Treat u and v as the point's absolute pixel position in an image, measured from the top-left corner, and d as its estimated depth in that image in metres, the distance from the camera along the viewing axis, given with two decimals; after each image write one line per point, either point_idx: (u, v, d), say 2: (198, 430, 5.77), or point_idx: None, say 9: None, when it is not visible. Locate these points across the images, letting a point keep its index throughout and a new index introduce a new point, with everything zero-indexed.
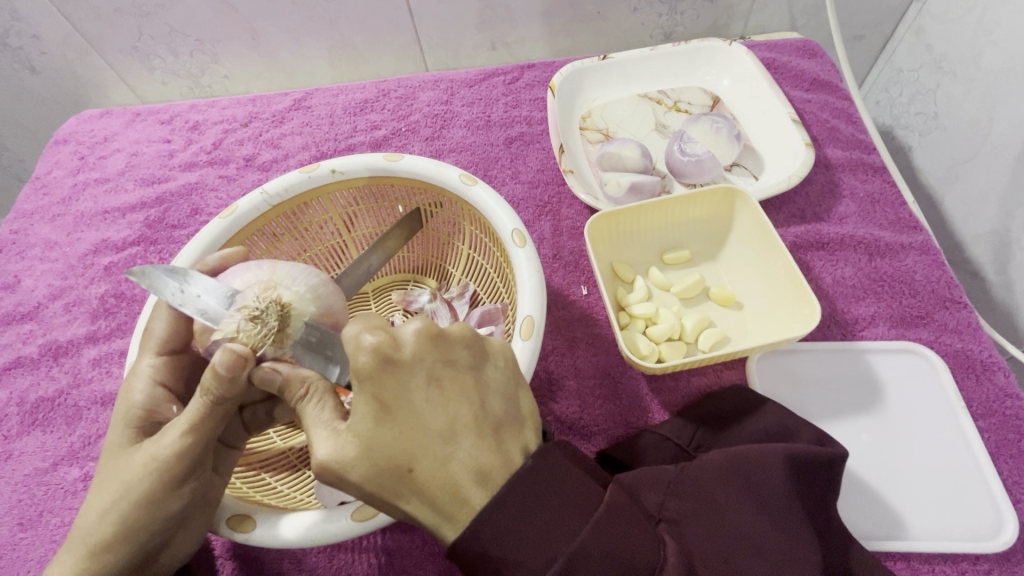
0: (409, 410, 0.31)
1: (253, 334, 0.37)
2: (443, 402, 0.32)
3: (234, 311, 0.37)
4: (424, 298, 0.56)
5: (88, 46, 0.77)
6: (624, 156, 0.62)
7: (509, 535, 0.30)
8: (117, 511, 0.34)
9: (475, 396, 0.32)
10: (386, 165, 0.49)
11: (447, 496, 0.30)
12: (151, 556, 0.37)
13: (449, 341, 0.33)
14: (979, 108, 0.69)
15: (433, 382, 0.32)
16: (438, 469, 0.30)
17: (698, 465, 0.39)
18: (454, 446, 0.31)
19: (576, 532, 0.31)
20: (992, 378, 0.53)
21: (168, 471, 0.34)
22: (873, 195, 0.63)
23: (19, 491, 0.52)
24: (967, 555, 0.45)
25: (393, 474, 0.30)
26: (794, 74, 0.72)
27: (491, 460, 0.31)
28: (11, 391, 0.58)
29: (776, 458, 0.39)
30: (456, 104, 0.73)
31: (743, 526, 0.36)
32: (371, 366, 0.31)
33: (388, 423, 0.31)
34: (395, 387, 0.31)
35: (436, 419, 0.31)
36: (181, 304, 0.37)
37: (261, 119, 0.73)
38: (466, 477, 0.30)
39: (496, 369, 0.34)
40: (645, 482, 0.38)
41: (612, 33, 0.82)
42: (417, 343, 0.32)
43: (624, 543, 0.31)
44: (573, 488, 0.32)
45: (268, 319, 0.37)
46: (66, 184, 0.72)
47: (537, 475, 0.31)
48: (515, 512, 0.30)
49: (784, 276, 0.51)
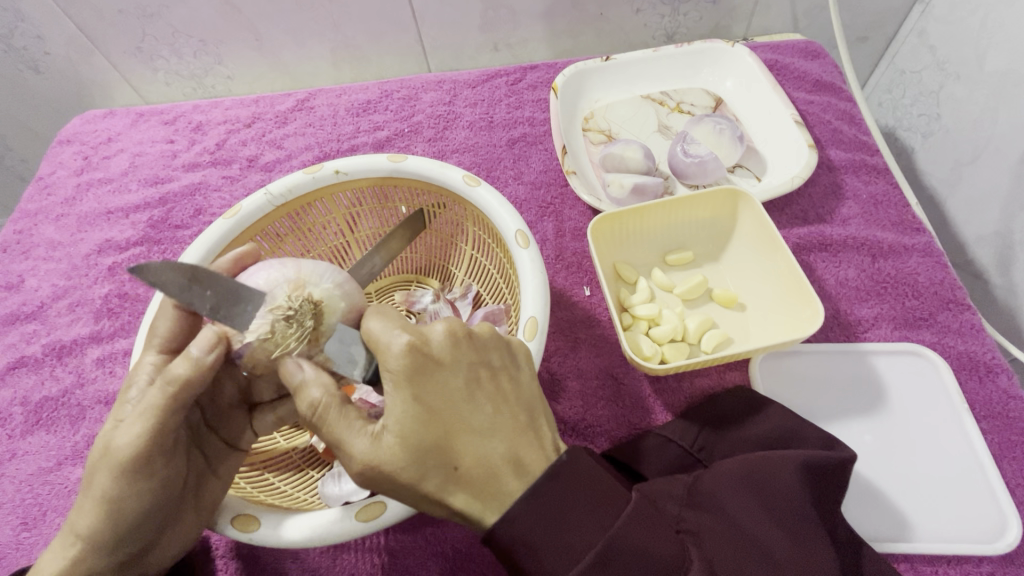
0: (451, 411, 0.31)
1: (290, 334, 0.38)
2: (481, 401, 0.32)
3: (264, 311, 0.38)
4: (427, 299, 0.55)
5: (92, 47, 0.77)
6: (626, 157, 0.62)
7: (541, 527, 0.31)
8: (89, 506, 0.35)
9: (508, 395, 0.33)
10: (389, 167, 0.49)
11: (490, 486, 0.31)
12: (145, 552, 0.38)
13: (479, 341, 0.33)
14: (983, 109, 0.69)
15: (472, 381, 0.32)
16: (483, 464, 0.31)
17: (713, 473, 0.39)
18: (494, 441, 0.31)
19: (607, 526, 0.31)
20: (996, 380, 0.53)
21: (124, 463, 0.33)
22: (876, 197, 0.63)
23: (23, 491, 0.52)
24: (971, 558, 0.45)
25: (437, 470, 0.31)
26: (797, 75, 0.72)
27: (529, 452, 0.32)
28: (14, 391, 0.58)
29: (795, 466, 0.38)
30: (459, 104, 0.73)
31: (753, 526, 0.36)
32: (409, 366, 0.31)
33: (429, 422, 0.31)
34: (434, 386, 0.31)
35: (475, 417, 0.31)
36: (188, 301, 0.34)
37: (264, 120, 0.74)
38: (506, 469, 0.31)
39: (525, 369, 0.35)
40: (662, 496, 0.39)
41: (614, 34, 0.82)
42: (450, 342, 0.32)
43: (649, 541, 0.31)
44: (602, 483, 0.33)
45: (302, 319, 0.38)
46: (69, 184, 0.73)
47: (575, 472, 0.32)
48: (551, 505, 0.31)
49: (788, 277, 0.51)
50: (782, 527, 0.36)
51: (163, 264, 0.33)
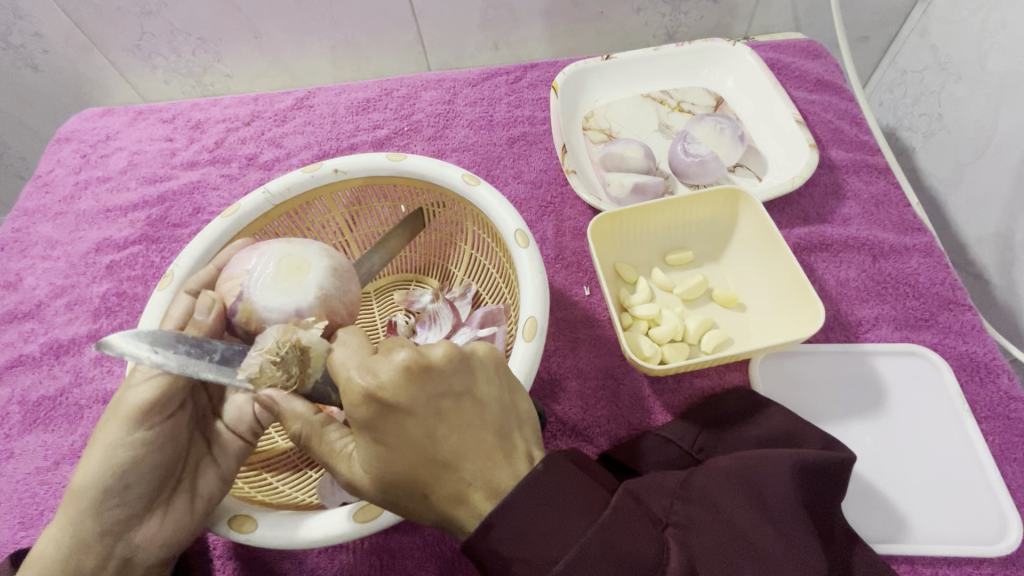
0: (414, 447, 0.31)
1: (275, 380, 0.36)
2: (444, 432, 0.31)
3: (254, 352, 0.36)
4: (426, 298, 0.55)
5: (90, 45, 0.77)
6: (626, 156, 0.62)
7: (523, 534, 0.30)
8: (93, 458, 0.36)
9: (475, 422, 0.32)
10: (388, 165, 0.49)
11: (460, 511, 0.31)
12: (128, 526, 0.37)
13: (437, 371, 0.32)
14: (984, 109, 0.68)
15: (433, 415, 0.32)
16: (450, 495, 0.31)
17: (706, 471, 0.38)
18: (460, 471, 0.31)
19: (580, 533, 0.31)
20: (996, 381, 0.52)
21: (134, 411, 0.37)
22: (877, 197, 0.63)
23: (21, 490, 0.52)
24: (971, 559, 0.45)
25: (411, 496, 0.32)
26: (798, 74, 0.72)
27: (499, 474, 0.31)
28: (12, 390, 0.57)
29: (785, 465, 0.38)
30: (459, 103, 0.73)
31: (744, 523, 0.35)
32: (366, 414, 0.32)
33: (395, 459, 0.32)
34: (395, 428, 0.31)
35: (439, 450, 0.31)
36: (161, 364, 0.35)
37: (263, 118, 0.73)
38: (478, 493, 0.31)
39: (487, 387, 0.33)
40: (653, 487, 0.37)
41: (614, 33, 0.82)
42: (401, 381, 0.31)
43: (629, 545, 0.31)
44: (583, 488, 0.32)
45: (289, 366, 0.36)
46: (68, 182, 0.72)
47: (554, 477, 0.32)
48: (524, 511, 0.31)
49: (789, 277, 0.51)
50: (772, 525, 0.35)
51: (128, 337, 0.35)
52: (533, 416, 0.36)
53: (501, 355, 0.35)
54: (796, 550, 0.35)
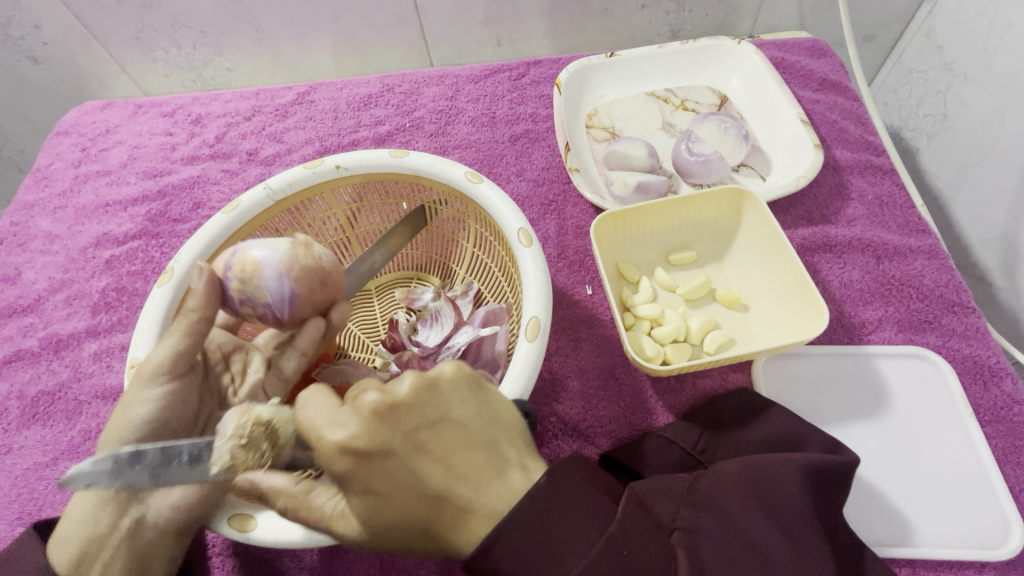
0: (402, 487, 0.31)
1: (250, 462, 0.35)
2: (425, 466, 0.31)
3: (219, 442, 0.35)
4: (428, 296, 0.55)
5: (90, 37, 0.76)
6: (630, 155, 0.61)
7: (531, 543, 0.30)
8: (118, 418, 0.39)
9: (457, 447, 0.31)
10: (391, 162, 0.48)
11: (463, 539, 0.31)
12: (141, 490, 0.38)
13: (407, 405, 0.31)
14: (990, 111, 0.68)
15: (412, 452, 0.31)
16: (450, 523, 0.31)
17: (712, 475, 0.38)
18: (454, 498, 0.31)
19: (589, 545, 0.31)
20: (1000, 385, 0.52)
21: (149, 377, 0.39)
22: (882, 198, 0.63)
23: (19, 486, 0.51)
24: (973, 563, 0.45)
25: (411, 531, 0.32)
26: (803, 73, 0.71)
27: (491, 492, 0.31)
28: (11, 384, 0.57)
29: (793, 469, 0.38)
30: (462, 99, 0.72)
31: (750, 529, 0.35)
32: (346, 467, 0.31)
33: (387, 502, 0.31)
34: (377, 472, 0.31)
35: (427, 485, 0.31)
36: (134, 483, 0.34)
37: (265, 113, 0.73)
38: (476, 516, 0.31)
39: (464, 408, 0.33)
40: (658, 491, 0.36)
41: (618, 30, 0.81)
42: (371, 423, 0.31)
43: (636, 555, 0.31)
44: (587, 499, 0.33)
45: (258, 442, 0.35)
46: (67, 176, 0.72)
47: (558, 487, 0.32)
48: (533, 522, 0.31)
49: (793, 279, 0.51)
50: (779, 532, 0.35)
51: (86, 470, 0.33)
52: (521, 422, 0.35)
53: (467, 368, 0.34)
54: (803, 555, 0.35)
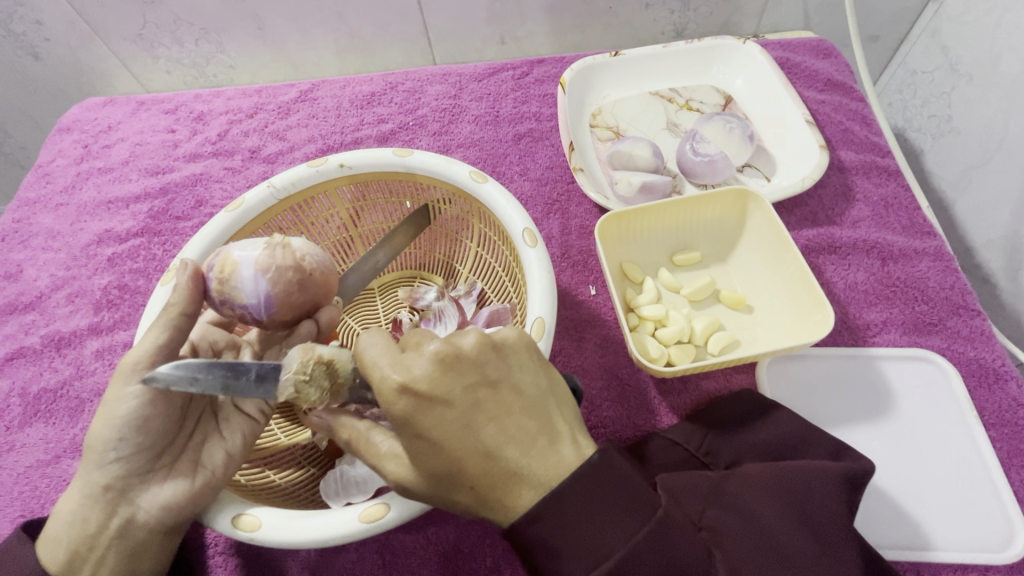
0: (455, 440, 0.31)
1: (310, 397, 0.34)
2: (482, 422, 0.31)
3: (284, 376, 0.34)
4: (431, 295, 0.54)
5: (92, 33, 0.76)
6: (634, 155, 0.61)
7: (569, 526, 0.31)
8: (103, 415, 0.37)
9: (514, 408, 0.32)
10: (395, 160, 0.48)
11: (505, 501, 0.31)
12: (130, 488, 0.38)
13: (470, 359, 0.32)
14: (995, 112, 0.68)
15: (470, 405, 0.31)
16: (495, 484, 0.31)
17: (742, 476, 0.38)
18: (504, 458, 0.31)
19: (631, 532, 0.31)
20: (1005, 388, 0.52)
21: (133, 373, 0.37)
22: (887, 199, 0.63)
23: (20, 483, 0.51)
24: (978, 566, 0.45)
25: (454, 487, 0.32)
26: (808, 74, 0.71)
27: (541, 459, 0.31)
28: (12, 382, 0.57)
29: (821, 475, 0.38)
30: (465, 98, 0.72)
31: (778, 529, 0.35)
32: (404, 409, 0.31)
33: (438, 452, 0.31)
34: (437, 420, 0.31)
35: (481, 440, 0.31)
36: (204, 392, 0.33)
37: (267, 111, 0.73)
38: (522, 480, 0.31)
39: (525, 375, 0.33)
40: (686, 488, 0.37)
41: (623, 29, 0.81)
42: (437, 371, 0.31)
43: (673, 547, 0.31)
44: (631, 487, 0.32)
45: (319, 381, 0.35)
46: (69, 173, 0.72)
47: (603, 473, 0.32)
48: (574, 504, 0.31)
49: (798, 280, 0.51)
50: (809, 534, 0.35)
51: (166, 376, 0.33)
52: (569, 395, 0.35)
53: (529, 337, 0.35)
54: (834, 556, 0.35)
